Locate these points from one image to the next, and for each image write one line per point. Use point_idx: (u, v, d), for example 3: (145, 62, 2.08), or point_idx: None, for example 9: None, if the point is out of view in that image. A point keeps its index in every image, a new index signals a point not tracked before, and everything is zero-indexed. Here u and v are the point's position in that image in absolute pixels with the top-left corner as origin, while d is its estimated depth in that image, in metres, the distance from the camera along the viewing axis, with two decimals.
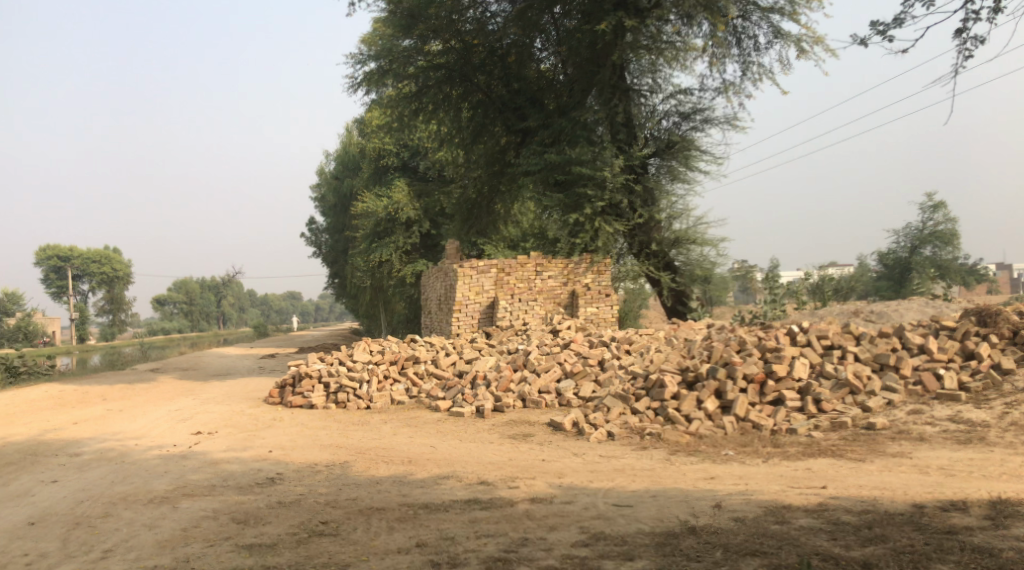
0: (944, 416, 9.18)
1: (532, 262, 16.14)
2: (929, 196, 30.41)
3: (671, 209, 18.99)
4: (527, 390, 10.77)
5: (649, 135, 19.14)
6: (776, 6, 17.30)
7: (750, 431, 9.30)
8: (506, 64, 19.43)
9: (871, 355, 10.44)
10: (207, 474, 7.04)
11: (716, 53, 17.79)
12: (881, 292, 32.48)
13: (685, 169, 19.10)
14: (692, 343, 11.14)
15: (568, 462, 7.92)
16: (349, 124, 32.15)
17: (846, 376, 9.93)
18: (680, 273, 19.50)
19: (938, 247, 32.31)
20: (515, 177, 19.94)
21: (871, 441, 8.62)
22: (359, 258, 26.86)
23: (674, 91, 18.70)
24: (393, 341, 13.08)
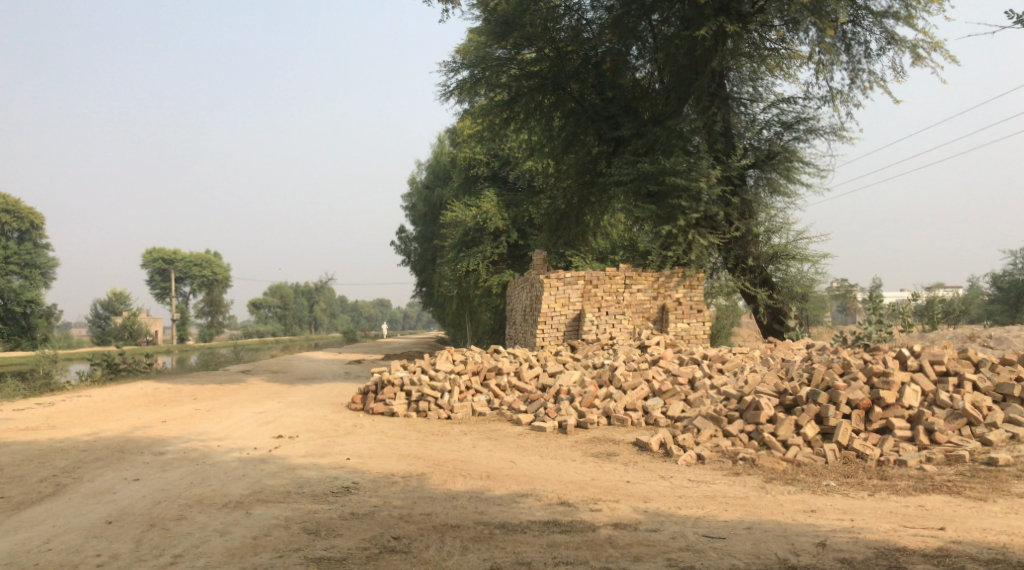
0: None
1: (622, 275, 15.71)
2: None
3: (770, 223, 18.30)
4: (612, 407, 10.35)
5: (748, 146, 18.39)
6: (891, 10, 16.48)
7: (854, 460, 8.66)
8: (600, 72, 19.15)
9: (992, 385, 9.69)
10: (284, 480, 6.92)
11: (824, 60, 17.04)
12: (994, 316, 30.37)
13: (786, 181, 18.36)
14: (791, 364, 10.50)
15: (654, 485, 7.50)
16: (442, 134, 32.45)
17: (963, 407, 9.23)
18: (778, 289, 18.74)
19: None
20: (605, 187, 19.49)
21: (993, 480, 7.96)
22: (446, 267, 26.84)
23: (776, 99, 17.99)
24: (476, 351, 12.88)
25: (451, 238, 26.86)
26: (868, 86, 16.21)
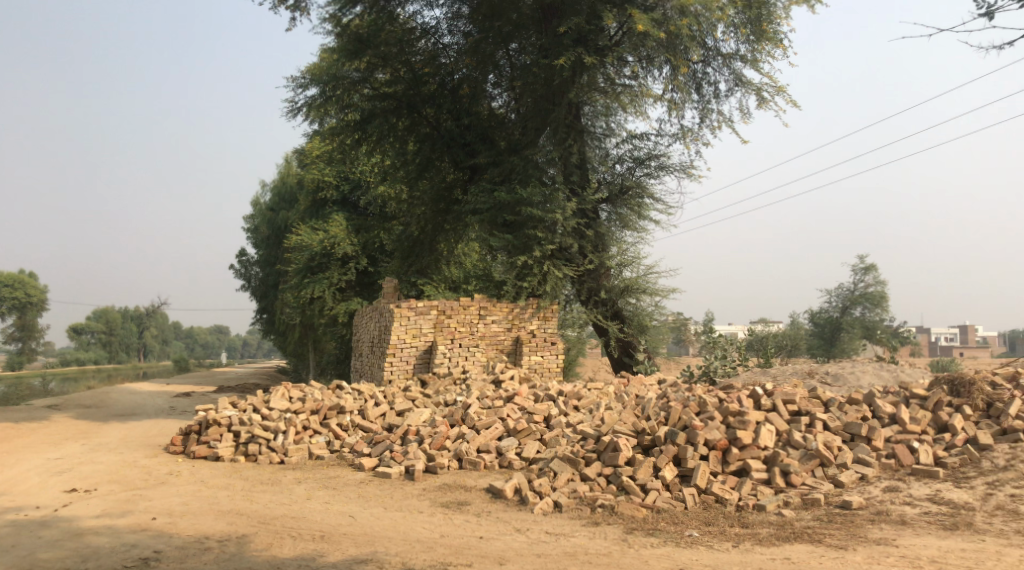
0: (923, 496, 8.55)
1: (475, 306, 15.09)
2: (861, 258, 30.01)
3: (622, 256, 18.20)
4: (464, 449, 9.60)
5: (601, 180, 18.32)
6: (738, 53, 16.91)
7: (713, 505, 8.33)
8: (457, 98, 18.57)
9: (841, 425, 9.71)
10: (65, 552, 5.72)
11: (676, 98, 17.25)
12: (812, 350, 31.82)
13: (637, 218, 18.37)
14: (647, 402, 10.12)
15: (510, 542, 6.81)
16: (287, 155, 30.97)
17: (816, 447, 9.14)
18: (629, 322, 18.57)
19: (868, 307, 31.60)
20: (460, 215, 18.90)
21: (849, 524, 7.83)
22: (289, 293, 25.40)
23: (629, 135, 18.05)
24: (316, 387, 11.86)
25: (295, 263, 25.45)
26: (717, 125, 16.55)
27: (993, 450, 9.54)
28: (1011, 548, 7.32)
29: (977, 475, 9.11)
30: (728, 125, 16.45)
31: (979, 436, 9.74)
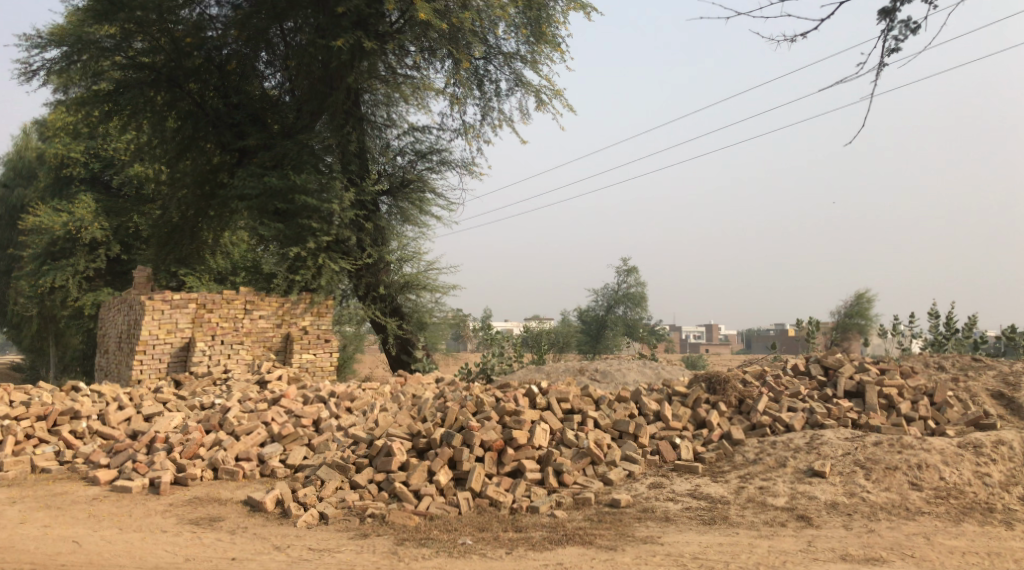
0: (684, 491, 8.85)
1: (240, 300, 14.00)
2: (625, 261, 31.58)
3: (402, 251, 17.78)
4: (220, 457, 8.71)
5: (382, 171, 17.75)
6: (518, 53, 17.01)
7: (486, 509, 8.09)
8: (224, 74, 17.37)
9: (611, 422, 9.87)
10: None
11: (457, 92, 17.05)
12: (578, 347, 33.03)
13: (417, 212, 18.00)
14: (423, 403, 9.74)
15: (266, 562, 6.16)
16: (27, 125, 27.60)
17: (588, 445, 9.20)
18: (408, 319, 18.16)
19: (630, 307, 33.35)
20: (227, 200, 17.54)
21: (618, 523, 7.89)
22: (23, 282, 22.53)
23: (411, 127, 17.62)
24: (46, 391, 10.43)
25: (32, 247, 22.66)
26: (498, 124, 16.47)
27: (744, 444, 10.14)
28: (763, 540, 7.70)
29: (731, 469, 9.62)
30: (509, 124, 16.47)
31: (733, 432, 10.32)
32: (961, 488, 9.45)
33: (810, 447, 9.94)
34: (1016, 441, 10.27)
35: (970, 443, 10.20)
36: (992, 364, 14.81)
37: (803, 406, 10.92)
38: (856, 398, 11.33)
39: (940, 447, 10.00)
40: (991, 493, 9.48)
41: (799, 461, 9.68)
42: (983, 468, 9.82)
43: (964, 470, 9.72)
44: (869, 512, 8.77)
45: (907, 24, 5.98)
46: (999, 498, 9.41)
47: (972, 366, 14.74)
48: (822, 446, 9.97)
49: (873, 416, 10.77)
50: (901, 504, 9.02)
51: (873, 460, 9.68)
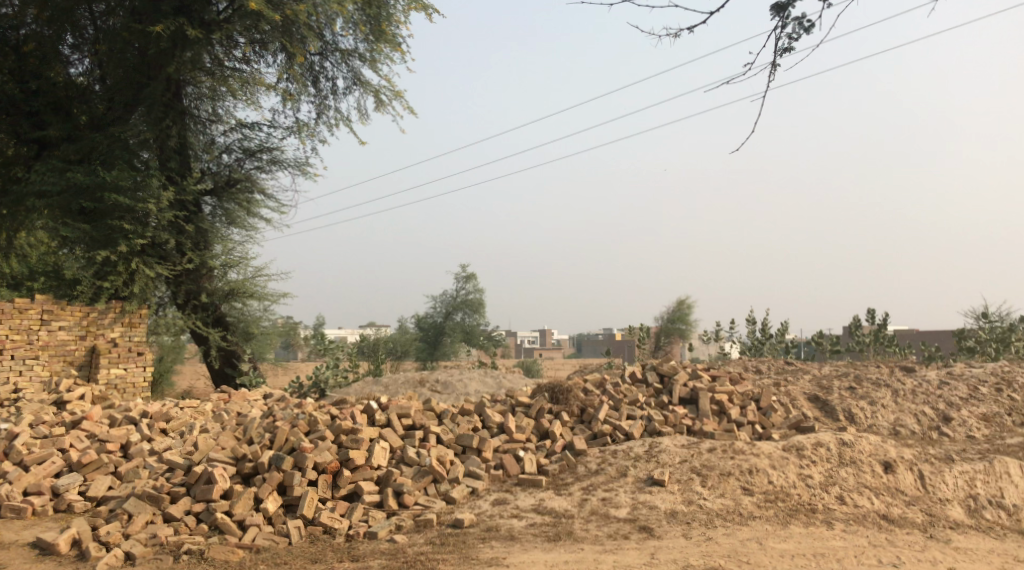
0: (528, 506, 8.61)
1: (37, 310, 12.53)
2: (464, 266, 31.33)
3: (227, 256, 16.62)
4: (5, 494, 7.63)
5: (205, 169, 16.54)
6: (356, 51, 16.36)
7: (320, 537, 7.53)
8: (21, 58, 15.66)
9: (453, 438, 9.50)
10: None
11: (291, 89, 16.19)
12: (415, 354, 32.41)
13: (245, 215, 16.93)
14: (249, 422, 8.97)
15: None
16: None
17: (430, 463, 8.78)
18: (232, 329, 16.98)
19: (468, 313, 33.14)
20: (23, 198, 15.77)
21: (461, 545, 7.54)
22: None
23: (239, 123, 16.54)
24: None
25: None
26: (334, 124, 15.72)
27: (587, 455, 10.06)
28: (607, 555, 7.59)
29: (574, 481, 9.50)
30: (345, 124, 15.78)
31: (575, 442, 10.20)
32: (787, 491, 9.78)
33: (649, 456, 9.99)
34: (833, 442, 10.79)
35: (794, 446, 10.60)
36: (806, 368, 15.66)
37: (642, 414, 10.97)
38: (690, 404, 11.54)
39: (768, 451, 10.32)
40: (814, 494, 9.88)
41: (639, 470, 9.68)
42: (805, 470, 10.23)
43: (790, 473, 10.08)
44: (706, 519, 8.87)
45: (800, 20, 6.02)
46: (820, 499, 9.82)
47: (788, 370, 15.51)
48: (660, 454, 10.03)
49: (707, 421, 10.99)
50: (734, 509, 9.20)
51: (709, 467, 9.83)
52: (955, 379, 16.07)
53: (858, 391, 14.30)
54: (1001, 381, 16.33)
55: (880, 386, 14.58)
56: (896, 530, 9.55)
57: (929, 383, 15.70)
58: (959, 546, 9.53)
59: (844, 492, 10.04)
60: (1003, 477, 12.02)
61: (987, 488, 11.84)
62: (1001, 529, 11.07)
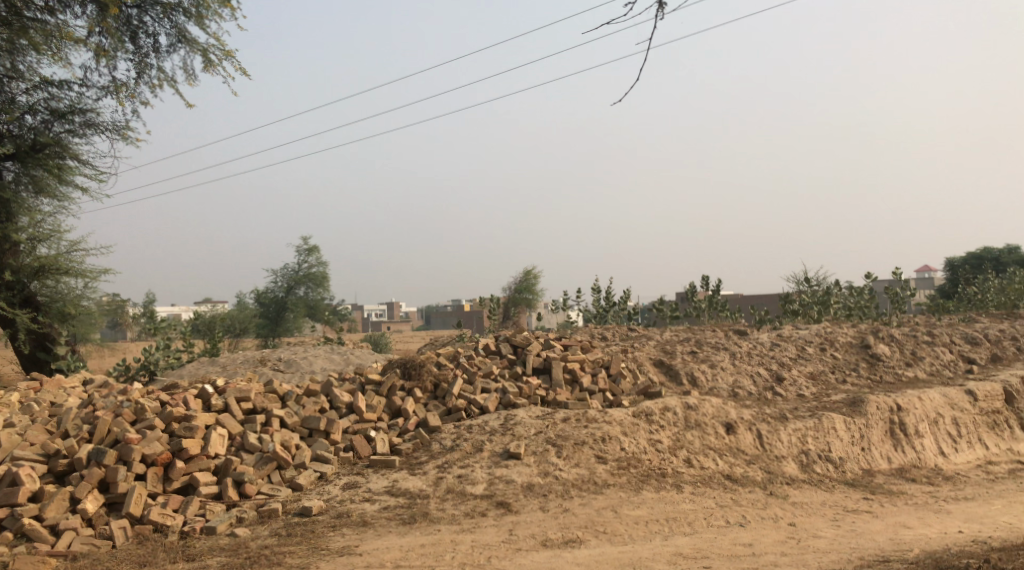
0: (381, 489, 8.23)
1: None
2: (306, 239, 30.08)
3: (35, 229, 15.09)
4: None
5: (5, 132, 14.82)
6: (180, 5, 15.07)
7: (150, 538, 6.96)
8: None
9: (299, 421, 8.95)
10: None
11: (105, 44, 14.74)
12: (256, 331, 30.94)
13: (55, 182, 15.39)
14: (64, 414, 8.09)
15: None
16: None
17: (273, 449, 8.21)
18: (44, 310, 15.39)
19: (311, 287, 31.89)
20: None
21: (310, 535, 7.10)
22: None
23: (44, 82, 14.91)
24: None
25: None
26: (156, 84, 14.43)
27: (441, 432, 9.77)
28: (464, 534, 7.36)
29: (429, 459, 9.19)
30: (170, 84, 14.53)
31: (429, 419, 9.88)
32: (639, 457, 9.89)
33: (504, 429, 9.82)
34: (680, 406, 11.00)
35: (643, 411, 10.71)
36: (649, 334, 16.01)
37: (496, 386, 10.79)
38: (543, 374, 11.44)
39: (620, 418, 10.38)
40: (663, 458, 10.04)
41: (494, 444, 9.49)
42: (655, 435, 10.37)
43: (641, 439, 10.18)
44: (562, 490, 8.80)
45: None
46: (669, 463, 9.99)
47: (633, 337, 15.80)
48: (515, 426, 9.88)
49: (559, 391, 10.95)
50: (589, 478, 9.19)
51: (563, 437, 9.77)
52: (785, 341, 16.93)
53: (699, 355, 14.75)
54: (824, 341, 17.38)
55: (719, 350, 15.11)
56: (739, 490, 9.88)
57: (763, 345, 16.47)
58: (795, 501, 9.99)
59: (691, 455, 10.27)
60: (830, 432, 12.72)
61: (817, 442, 12.50)
62: (830, 482, 11.75)
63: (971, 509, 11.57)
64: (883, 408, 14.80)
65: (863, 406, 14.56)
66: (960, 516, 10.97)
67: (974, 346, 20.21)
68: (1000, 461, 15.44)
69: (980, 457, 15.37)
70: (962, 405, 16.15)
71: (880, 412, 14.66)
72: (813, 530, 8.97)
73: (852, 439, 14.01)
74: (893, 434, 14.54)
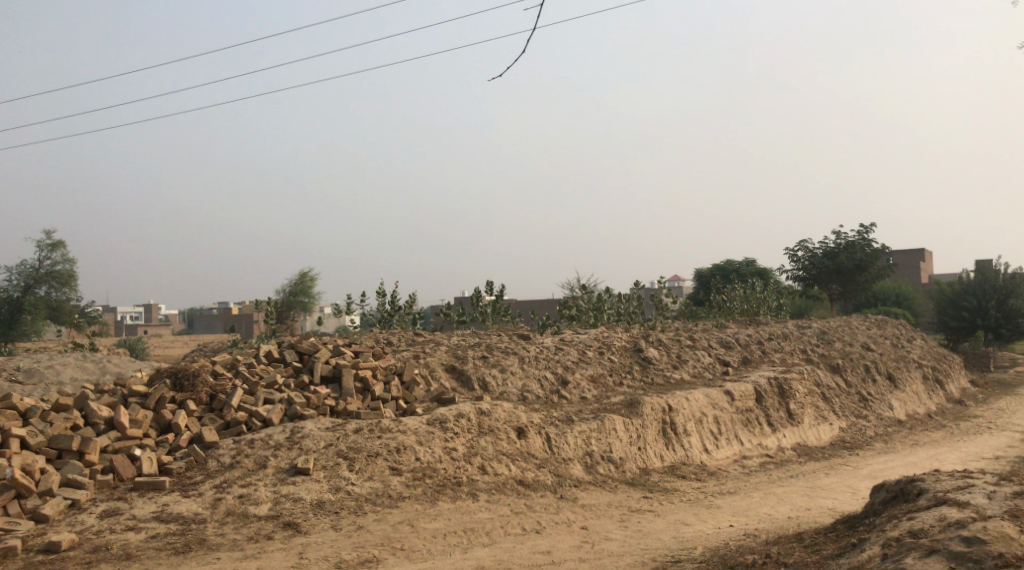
0: (147, 514, 7.74)
1: None
2: (50, 233, 26.91)
3: None
4: None
5: None
6: None
7: None
8: None
9: (47, 441, 8.18)
10: None
11: None
12: None
13: None
14: None
15: None
16: None
17: (11, 476, 7.53)
18: None
19: (55, 286, 28.71)
20: None
21: None
22: None
23: None
24: None
25: None
26: None
27: (219, 448, 8.92)
28: (249, 562, 7.17)
29: (205, 480, 8.41)
30: None
31: (205, 434, 8.99)
32: (434, 467, 9.61)
33: (290, 443, 9.19)
34: (473, 412, 10.80)
35: (437, 419, 10.38)
36: (436, 339, 15.75)
37: (280, 397, 10.03)
38: (332, 383, 10.83)
39: (415, 427, 9.99)
40: (458, 467, 9.81)
41: (280, 460, 8.93)
42: (450, 443, 10.09)
43: (435, 448, 9.87)
44: (354, 506, 8.58)
45: None
46: (464, 471, 9.80)
47: (420, 341, 15.48)
48: (303, 439, 9.27)
49: (350, 401, 10.39)
50: (383, 492, 8.94)
51: (355, 449, 9.32)
52: (567, 345, 17.35)
53: (489, 360, 14.70)
54: (602, 345, 18.02)
55: (508, 355, 15.14)
56: (531, 495, 9.88)
57: (547, 349, 16.78)
58: (584, 503, 10.11)
59: (485, 462, 10.11)
60: (612, 434, 13.09)
61: (600, 444, 12.81)
62: (613, 482, 12.09)
63: (736, 502, 12.37)
64: (657, 408, 15.53)
65: (640, 407, 15.21)
66: (728, 510, 11.68)
67: (728, 350, 21.89)
68: (753, 456, 16.78)
69: (737, 452, 16.61)
70: (722, 404, 17.36)
71: (655, 412, 15.39)
72: (604, 532, 9.10)
73: (630, 439, 14.56)
74: (665, 433, 15.29)
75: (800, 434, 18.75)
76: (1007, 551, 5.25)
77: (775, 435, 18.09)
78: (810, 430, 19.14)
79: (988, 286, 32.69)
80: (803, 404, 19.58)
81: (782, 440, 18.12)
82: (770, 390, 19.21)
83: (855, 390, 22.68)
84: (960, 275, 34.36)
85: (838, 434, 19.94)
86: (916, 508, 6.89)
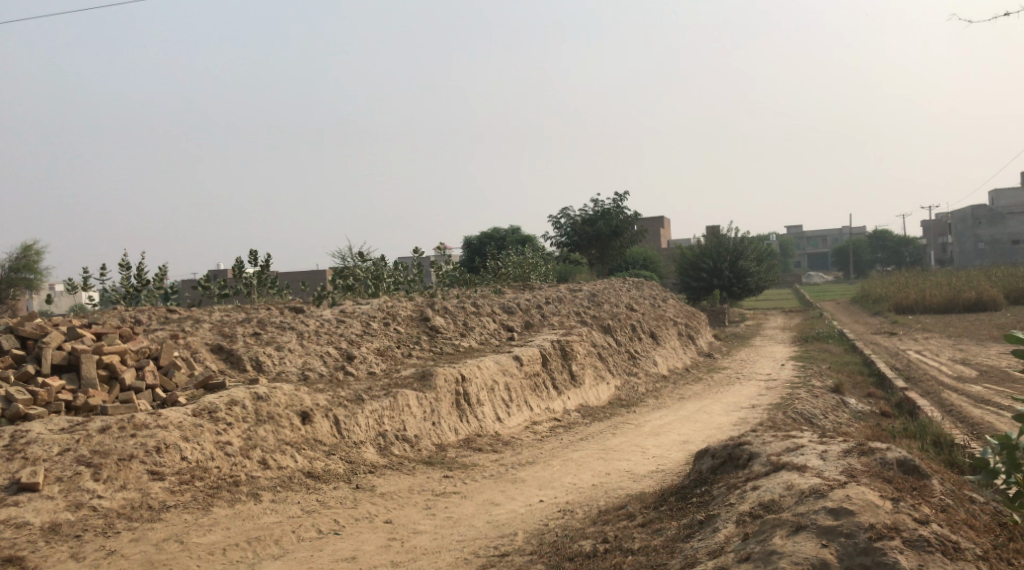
0: None
1: None
2: None
3: None
4: None
5: None
6: None
7: None
8: None
9: None
10: None
11: None
12: None
13: None
14: None
15: None
16: None
17: None
18: None
19: None
20: None
21: None
22: None
23: None
24: None
25: None
26: None
27: None
28: None
29: None
30: None
31: None
32: (205, 466, 8.08)
33: (12, 451, 7.27)
34: (248, 398, 9.20)
35: (204, 408, 8.70)
36: (194, 315, 13.79)
37: None
38: (68, 373, 8.83)
39: (177, 420, 8.30)
40: (234, 465, 8.35)
41: None
42: (223, 437, 8.52)
43: (205, 443, 8.29)
44: (104, 525, 6.97)
45: None
46: (242, 468, 8.37)
47: (175, 319, 13.45)
48: (30, 445, 7.37)
49: (92, 393, 8.52)
50: (142, 503, 7.35)
51: (102, 452, 7.55)
52: (349, 317, 15.95)
53: (263, 337, 13.07)
54: (387, 315, 16.80)
55: (284, 331, 13.54)
56: (324, 489, 8.60)
57: (328, 322, 15.32)
58: (384, 492, 8.96)
59: (266, 455, 8.71)
60: (404, 410, 11.97)
61: (392, 423, 11.67)
62: (410, 463, 11.03)
63: (537, 473, 11.75)
64: (449, 380, 14.63)
65: (432, 380, 14.25)
66: (533, 482, 11.00)
67: (510, 315, 21.51)
68: (542, 421, 16.42)
69: (527, 418, 16.16)
70: (511, 370, 16.81)
71: (448, 384, 14.48)
72: (412, 524, 8.03)
73: (424, 414, 13.56)
74: (459, 405, 14.44)
75: (582, 396, 18.75)
76: (877, 522, 4.82)
77: (560, 399, 17.92)
78: (590, 391, 19.20)
79: (722, 247, 35.03)
80: (583, 365, 19.62)
81: (567, 403, 17.98)
82: (553, 353, 19.01)
83: (625, 349, 23.20)
84: (699, 239, 36.61)
85: (614, 393, 20.22)
86: (753, 476, 6.46)
